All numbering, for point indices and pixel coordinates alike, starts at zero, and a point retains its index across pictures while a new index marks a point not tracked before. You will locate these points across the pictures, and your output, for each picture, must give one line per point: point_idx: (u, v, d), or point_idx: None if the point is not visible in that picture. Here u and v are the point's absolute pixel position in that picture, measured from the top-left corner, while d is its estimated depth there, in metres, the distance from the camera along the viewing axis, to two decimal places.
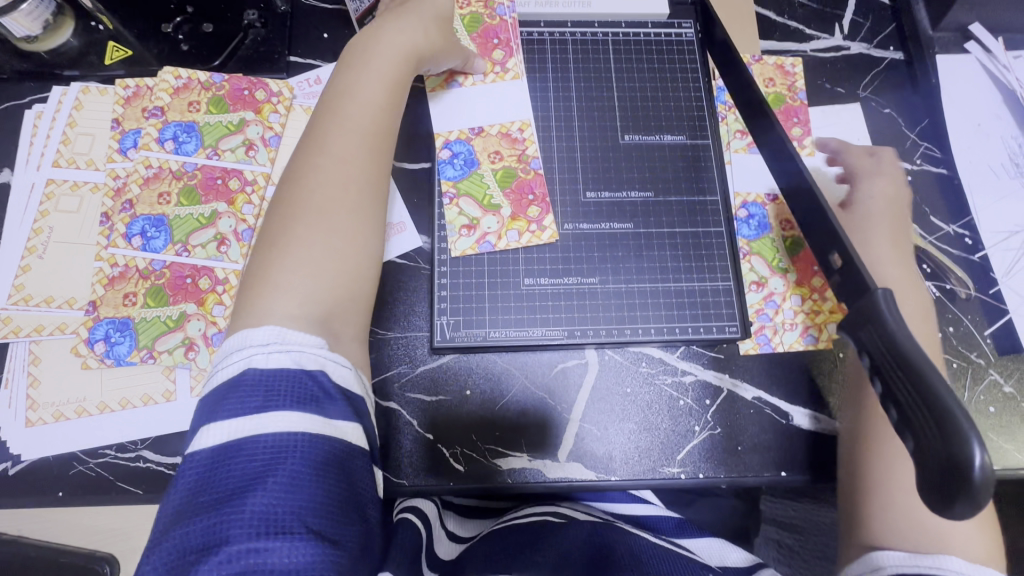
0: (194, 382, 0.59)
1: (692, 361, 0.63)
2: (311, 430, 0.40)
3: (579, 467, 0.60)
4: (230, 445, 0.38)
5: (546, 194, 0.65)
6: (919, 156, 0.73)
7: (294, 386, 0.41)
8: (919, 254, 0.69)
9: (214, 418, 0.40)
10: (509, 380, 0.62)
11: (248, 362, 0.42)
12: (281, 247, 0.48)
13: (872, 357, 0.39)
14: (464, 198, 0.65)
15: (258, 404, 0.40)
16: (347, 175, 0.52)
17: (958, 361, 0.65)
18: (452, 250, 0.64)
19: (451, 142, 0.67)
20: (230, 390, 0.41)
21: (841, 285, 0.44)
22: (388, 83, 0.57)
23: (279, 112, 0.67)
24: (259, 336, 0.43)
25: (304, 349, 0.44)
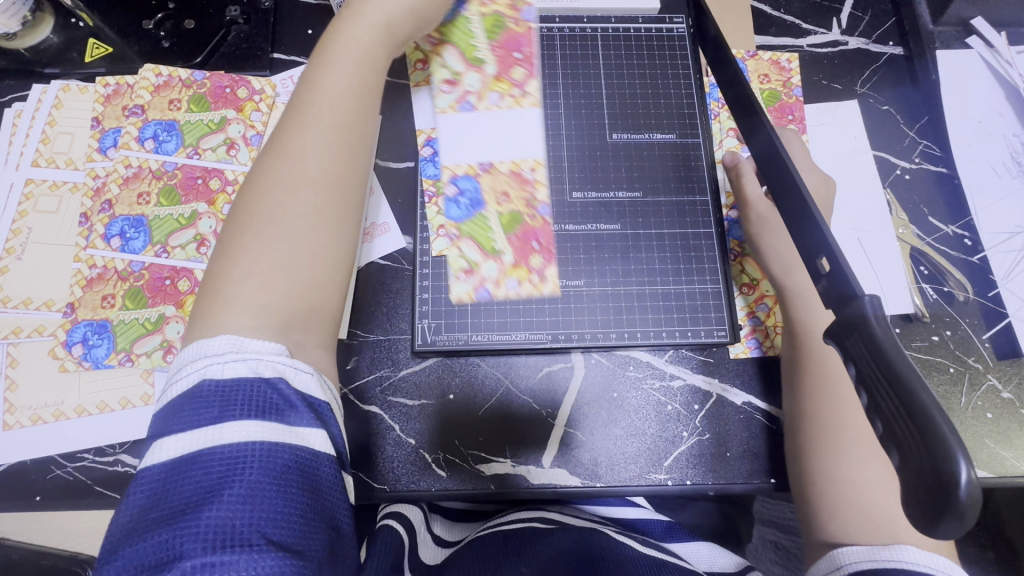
0: None
1: (680, 365, 0.62)
2: (268, 438, 0.38)
3: (563, 474, 0.59)
4: (183, 459, 0.37)
5: (551, 244, 0.63)
6: (918, 154, 0.71)
7: (251, 394, 0.40)
8: (916, 255, 0.67)
9: (165, 436, 0.38)
10: (493, 384, 0.61)
11: (202, 373, 0.40)
12: (236, 257, 0.46)
13: (859, 368, 0.37)
14: (466, 241, 0.63)
15: (213, 416, 0.38)
16: (313, 185, 0.49)
17: (954, 365, 0.63)
18: (451, 297, 0.61)
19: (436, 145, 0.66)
20: (184, 401, 0.39)
21: (828, 293, 0.43)
22: (363, 85, 0.54)
23: (261, 110, 0.66)
24: (215, 346, 0.42)
25: (261, 359, 0.42)
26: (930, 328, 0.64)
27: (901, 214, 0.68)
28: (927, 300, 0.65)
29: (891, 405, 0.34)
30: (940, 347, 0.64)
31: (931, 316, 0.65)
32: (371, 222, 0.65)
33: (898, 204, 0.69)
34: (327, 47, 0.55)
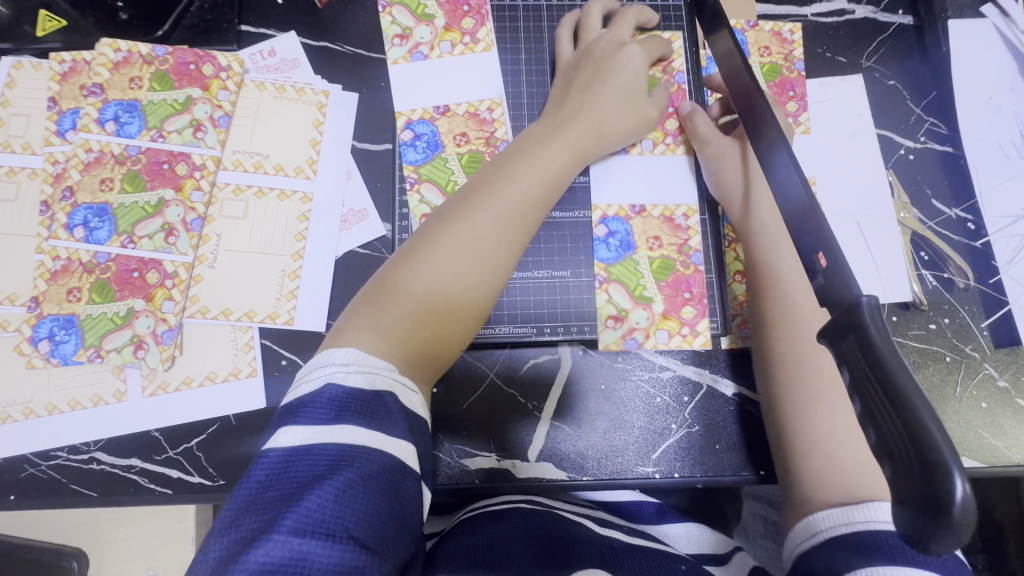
0: (146, 381, 0.56)
1: (669, 356, 0.60)
2: (373, 447, 0.38)
3: (549, 467, 0.58)
4: (299, 449, 0.37)
5: (704, 294, 0.61)
6: (923, 133, 0.68)
7: (365, 402, 0.39)
8: (917, 240, 0.64)
9: (288, 426, 0.38)
10: (477, 377, 0.59)
11: (328, 378, 0.41)
12: (398, 298, 0.47)
13: (853, 374, 0.36)
14: (615, 285, 0.60)
15: (329, 418, 0.38)
16: (480, 253, 0.49)
17: (950, 354, 0.62)
18: (599, 343, 0.59)
19: (415, 128, 0.61)
20: (309, 399, 0.40)
21: (824, 291, 0.41)
22: (579, 155, 0.56)
23: (228, 89, 0.62)
24: (339, 356, 0.42)
25: (381, 373, 0.42)
26: (928, 315, 0.63)
27: (903, 198, 0.65)
28: (926, 288, 0.63)
29: (885, 414, 0.33)
30: (937, 335, 0.62)
31: (929, 304, 0.63)
32: (349, 209, 0.62)
33: (901, 187, 0.66)
34: (584, 103, 0.57)
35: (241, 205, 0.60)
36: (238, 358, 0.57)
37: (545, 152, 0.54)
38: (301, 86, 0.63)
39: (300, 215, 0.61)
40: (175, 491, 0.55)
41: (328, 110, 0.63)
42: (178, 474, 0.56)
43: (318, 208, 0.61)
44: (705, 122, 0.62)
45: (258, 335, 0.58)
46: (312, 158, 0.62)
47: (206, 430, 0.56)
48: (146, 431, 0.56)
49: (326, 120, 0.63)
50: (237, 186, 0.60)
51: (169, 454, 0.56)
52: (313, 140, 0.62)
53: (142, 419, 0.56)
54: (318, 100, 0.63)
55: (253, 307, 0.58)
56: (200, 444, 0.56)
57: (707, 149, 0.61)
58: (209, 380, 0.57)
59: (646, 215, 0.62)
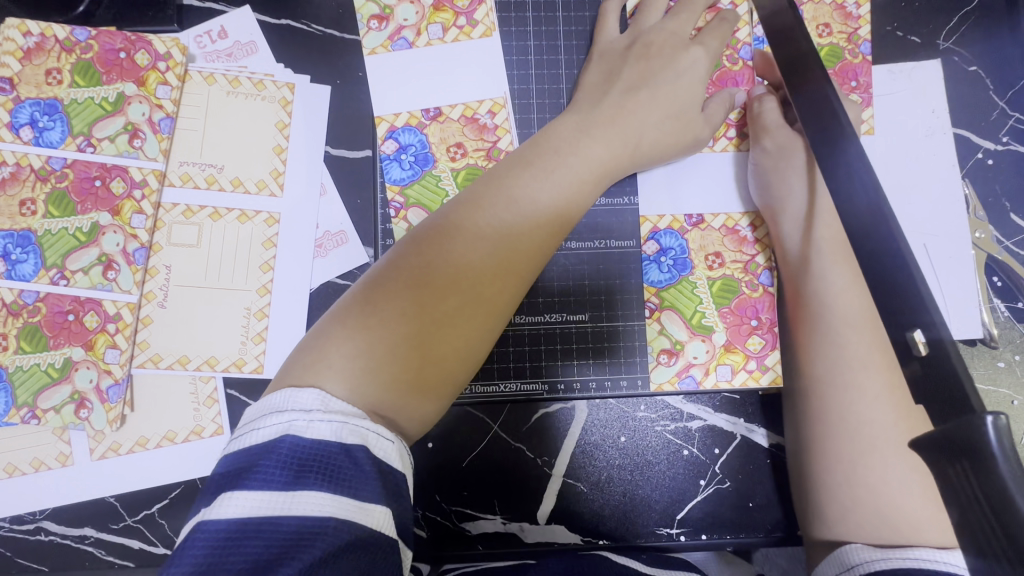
0: (94, 442, 0.48)
1: (700, 405, 0.52)
2: (345, 516, 0.29)
3: (561, 532, 0.51)
4: (247, 520, 0.28)
5: (774, 321, 0.50)
6: (1006, 132, 0.57)
7: (332, 463, 0.30)
8: (990, 264, 0.55)
9: (230, 492, 0.29)
10: (480, 430, 0.51)
11: (285, 427, 0.31)
12: (363, 345, 0.35)
13: (965, 513, 0.25)
14: (669, 313, 0.51)
15: (285, 482, 0.29)
16: (464, 296, 0.38)
17: (1020, 396, 0.54)
18: (649, 381, 0.51)
19: (401, 145, 0.50)
20: (261, 455, 0.31)
21: (920, 383, 0.32)
22: (599, 173, 0.44)
23: (169, 83, 0.50)
24: (301, 400, 0.32)
25: (348, 421, 0.32)
26: (997, 352, 0.54)
27: (977, 212, 0.55)
28: (997, 319, 0.54)
29: None
30: (1006, 375, 0.54)
31: (1000, 338, 0.54)
32: (323, 232, 0.52)
33: (976, 199, 0.56)
34: (615, 110, 0.46)
35: (193, 229, 0.50)
36: (200, 414, 0.49)
37: (555, 168, 0.43)
38: (260, 78, 0.52)
39: (266, 241, 0.51)
40: (136, 564, 0.48)
41: (294, 109, 0.52)
42: (139, 545, 0.48)
43: (286, 232, 0.51)
44: (773, 109, 0.51)
45: (222, 386, 0.49)
46: (276, 170, 0.52)
47: (168, 495, 0.49)
48: (99, 498, 0.48)
49: (292, 121, 0.52)
50: (186, 206, 0.50)
51: (126, 523, 0.49)
52: (277, 147, 0.52)
53: (93, 485, 0.48)
54: (281, 96, 0.52)
55: (214, 354, 0.49)
56: (161, 510, 0.49)
57: (766, 141, 0.50)
58: (167, 440, 0.49)
59: (703, 228, 0.51)
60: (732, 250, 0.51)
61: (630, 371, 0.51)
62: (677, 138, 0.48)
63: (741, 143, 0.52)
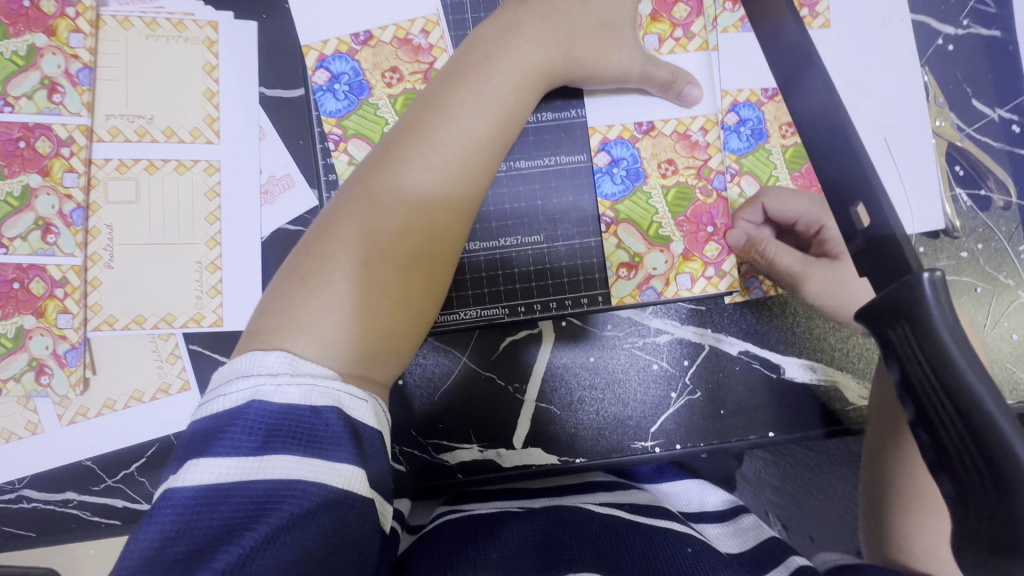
0: (61, 409, 0.48)
1: (667, 319, 0.52)
2: (315, 477, 0.29)
3: (539, 454, 0.52)
4: (214, 485, 0.28)
5: (729, 226, 0.51)
6: (967, 14, 0.55)
7: (302, 426, 0.30)
8: (951, 153, 0.54)
9: (197, 460, 0.29)
10: (454, 370, 0.52)
11: (252, 392, 0.31)
12: (314, 285, 0.36)
13: (905, 371, 0.24)
14: (625, 226, 0.51)
15: (253, 448, 0.29)
16: (418, 228, 0.38)
17: (983, 284, 0.54)
18: (610, 296, 0.51)
19: (335, 74, 0.48)
20: (228, 421, 0.30)
21: (863, 257, 0.31)
22: (533, 78, 0.44)
23: (81, 31, 0.47)
24: (267, 364, 0.32)
25: (318, 382, 0.32)
26: (960, 242, 0.54)
27: (937, 101, 0.54)
28: (959, 210, 0.54)
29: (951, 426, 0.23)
30: (969, 265, 0.54)
31: (963, 228, 0.54)
32: (268, 177, 0.50)
33: (936, 88, 0.54)
34: (541, 8, 0.45)
35: (131, 185, 0.48)
36: (164, 371, 0.49)
37: (494, 86, 0.41)
38: (179, 18, 0.49)
39: (209, 191, 0.49)
40: (123, 522, 0.49)
41: (220, 49, 0.49)
42: (123, 503, 0.49)
43: (229, 179, 0.49)
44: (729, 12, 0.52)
45: (183, 342, 0.49)
46: (210, 116, 0.49)
47: (145, 454, 0.49)
48: (76, 462, 0.49)
49: (219, 62, 0.49)
50: (120, 161, 0.48)
51: (106, 484, 0.49)
52: (208, 92, 0.49)
53: (67, 450, 0.49)
54: (205, 36, 0.49)
55: (170, 311, 0.48)
56: (140, 469, 0.49)
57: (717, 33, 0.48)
58: (135, 400, 0.48)
59: (654, 135, 0.51)
60: (683, 154, 0.51)
61: (591, 288, 0.51)
62: (615, 44, 0.47)
63: (689, 43, 0.51)
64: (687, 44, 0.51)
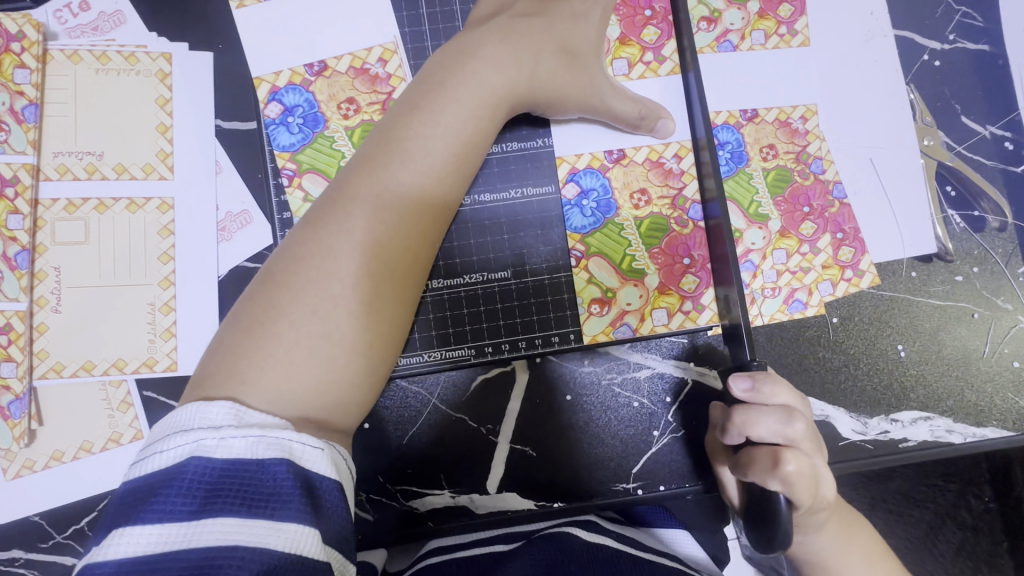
0: (6, 462, 0.45)
1: (645, 353, 0.49)
2: (258, 539, 0.26)
3: (513, 499, 0.49)
4: (143, 558, 0.25)
5: (707, 258, 0.48)
6: (952, 29, 0.52)
7: (247, 484, 0.27)
8: (942, 173, 0.52)
9: (127, 528, 0.26)
10: (426, 408, 0.49)
11: (192, 448, 0.28)
12: (261, 343, 0.33)
13: None
14: (596, 260, 0.48)
15: (189, 511, 0.26)
16: (374, 268, 0.36)
17: (980, 309, 0.51)
18: (582, 334, 0.48)
19: (286, 108, 0.45)
20: (165, 480, 0.28)
21: None
22: (493, 103, 0.40)
23: (28, 66, 0.46)
24: (211, 417, 0.30)
25: (266, 434, 0.29)
26: (954, 266, 0.51)
27: (925, 118, 0.52)
28: (952, 232, 0.51)
29: None
30: (965, 289, 0.51)
31: (957, 251, 0.51)
32: (225, 213, 0.48)
33: (923, 105, 0.52)
34: (502, 29, 0.42)
35: (80, 225, 0.46)
36: (115, 420, 0.46)
37: (452, 116, 0.39)
38: (131, 52, 0.47)
39: (162, 229, 0.47)
40: None
41: (174, 82, 0.48)
42: (74, 561, 0.46)
43: (183, 216, 0.47)
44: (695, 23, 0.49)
45: (136, 389, 0.46)
46: (164, 151, 0.47)
47: (96, 507, 0.46)
48: (22, 518, 0.46)
49: (174, 95, 0.48)
50: (69, 200, 0.46)
51: (56, 540, 0.46)
52: (161, 126, 0.47)
53: (13, 506, 0.46)
54: (158, 69, 0.47)
55: (122, 356, 0.46)
56: (90, 524, 0.46)
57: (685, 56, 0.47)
58: (84, 451, 0.46)
59: (625, 164, 0.48)
60: (655, 181, 0.48)
61: (562, 325, 0.48)
62: (585, 70, 0.45)
63: (660, 67, 0.49)
64: (656, 69, 0.49)
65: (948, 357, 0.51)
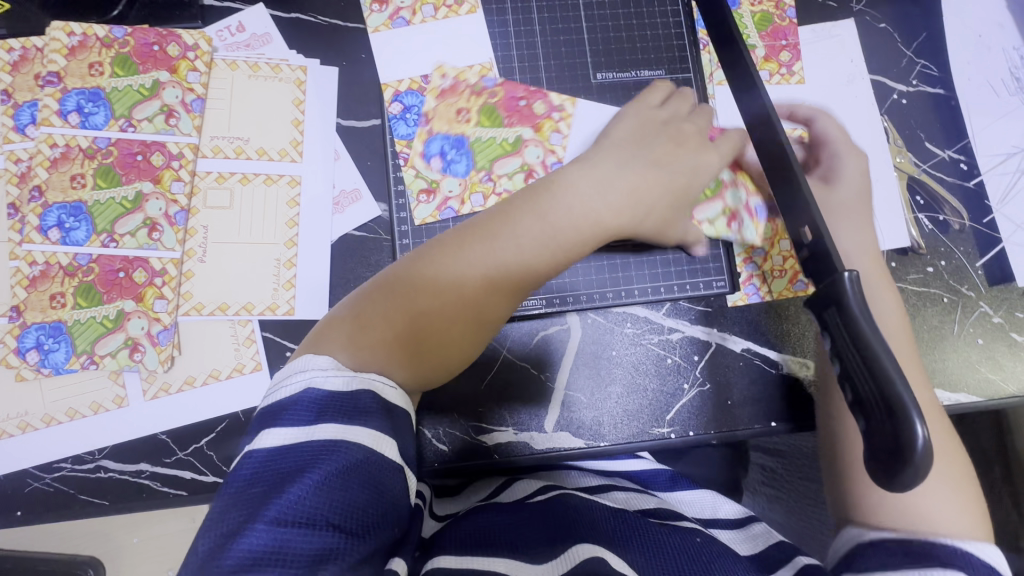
0: (147, 384, 0.54)
1: (678, 317, 0.60)
2: (353, 442, 0.34)
3: (567, 437, 0.58)
4: (282, 447, 0.33)
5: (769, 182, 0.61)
6: (915, 76, 0.67)
7: (348, 404, 0.35)
8: (912, 184, 0.65)
9: (262, 431, 0.34)
10: (498, 353, 0.59)
11: (306, 382, 0.36)
12: (389, 302, 0.43)
13: (835, 340, 0.40)
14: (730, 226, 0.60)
15: (308, 419, 0.34)
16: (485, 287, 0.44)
17: (948, 295, 0.63)
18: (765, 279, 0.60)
19: (429, 136, 0.59)
20: (288, 403, 0.35)
21: (807, 261, 0.44)
22: None
23: (198, 70, 0.58)
24: (319, 360, 0.38)
25: (357, 375, 0.37)
26: (925, 259, 0.63)
27: (897, 142, 0.65)
28: (923, 232, 0.63)
29: (861, 373, 0.37)
30: (935, 278, 0.63)
31: (927, 248, 0.63)
32: (340, 191, 0.59)
33: (895, 132, 0.65)
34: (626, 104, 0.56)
35: (226, 193, 0.57)
36: (240, 353, 0.55)
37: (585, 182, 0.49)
38: (276, 63, 0.59)
39: (290, 201, 0.58)
40: (189, 492, 0.54)
41: (308, 88, 0.59)
42: (191, 475, 0.54)
43: (308, 191, 0.58)
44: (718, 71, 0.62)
45: (259, 328, 0.56)
46: (296, 140, 0.59)
47: (215, 428, 0.54)
48: (152, 435, 0.54)
49: (306, 97, 0.59)
50: (219, 174, 0.57)
51: (177, 456, 0.54)
52: (295, 120, 0.59)
53: (147, 424, 0.54)
54: (295, 77, 0.59)
55: (251, 300, 0.56)
56: (210, 443, 0.54)
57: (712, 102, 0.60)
58: (212, 378, 0.55)
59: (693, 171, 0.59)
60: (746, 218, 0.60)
61: (616, 285, 0.60)
62: None
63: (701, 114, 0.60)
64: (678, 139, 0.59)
65: (924, 334, 0.62)
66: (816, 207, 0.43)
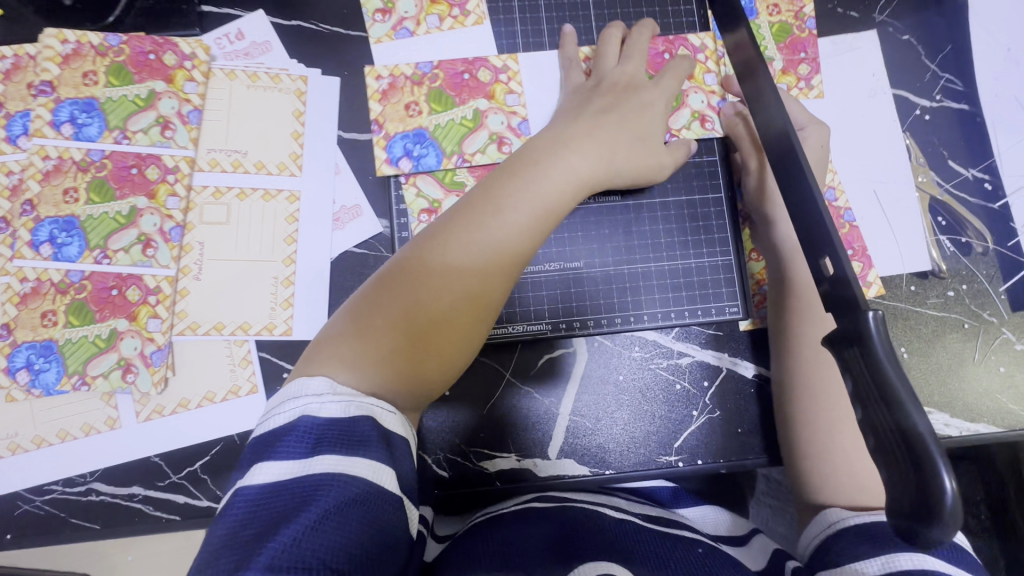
0: (140, 406, 0.53)
1: (687, 342, 0.58)
2: (352, 472, 0.32)
3: (571, 464, 0.56)
4: (275, 483, 0.31)
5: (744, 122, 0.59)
6: (939, 90, 0.64)
7: (344, 431, 0.34)
8: (933, 204, 0.62)
9: (255, 466, 0.33)
10: (500, 378, 0.57)
11: (300, 410, 0.35)
12: (376, 306, 0.41)
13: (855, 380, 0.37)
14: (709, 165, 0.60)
15: (303, 451, 0.33)
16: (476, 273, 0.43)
17: (970, 320, 0.60)
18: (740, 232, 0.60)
19: (387, 140, 0.56)
20: (281, 434, 0.34)
21: (830, 296, 0.42)
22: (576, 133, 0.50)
23: (195, 80, 0.56)
24: (313, 384, 0.36)
25: (356, 399, 0.36)
26: (946, 283, 0.61)
27: (919, 160, 0.63)
28: (944, 254, 0.61)
29: (881, 415, 0.35)
30: (957, 303, 0.60)
31: (948, 271, 0.61)
32: (340, 206, 0.57)
33: (917, 149, 0.63)
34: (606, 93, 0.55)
35: (223, 208, 0.55)
36: (236, 374, 0.54)
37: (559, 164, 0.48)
38: (276, 72, 0.57)
39: (289, 216, 0.56)
40: (183, 517, 0.52)
41: (308, 99, 0.58)
42: (185, 499, 0.52)
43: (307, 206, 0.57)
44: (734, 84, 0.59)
45: (255, 349, 0.54)
46: (296, 153, 0.57)
47: (209, 452, 0.53)
48: (146, 457, 0.53)
49: (307, 108, 0.57)
50: (215, 188, 0.56)
51: (171, 480, 0.53)
52: (295, 132, 0.57)
53: (140, 447, 0.53)
54: (296, 88, 0.57)
55: (247, 320, 0.54)
56: (204, 466, 0.53)
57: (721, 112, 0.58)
58: (207, 400, 0.53)
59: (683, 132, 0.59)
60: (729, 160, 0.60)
61: (624, 309, 0.57)
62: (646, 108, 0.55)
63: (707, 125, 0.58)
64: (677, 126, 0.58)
65: (944, 361, 0.59)
66: (838, 239, 0.41)
